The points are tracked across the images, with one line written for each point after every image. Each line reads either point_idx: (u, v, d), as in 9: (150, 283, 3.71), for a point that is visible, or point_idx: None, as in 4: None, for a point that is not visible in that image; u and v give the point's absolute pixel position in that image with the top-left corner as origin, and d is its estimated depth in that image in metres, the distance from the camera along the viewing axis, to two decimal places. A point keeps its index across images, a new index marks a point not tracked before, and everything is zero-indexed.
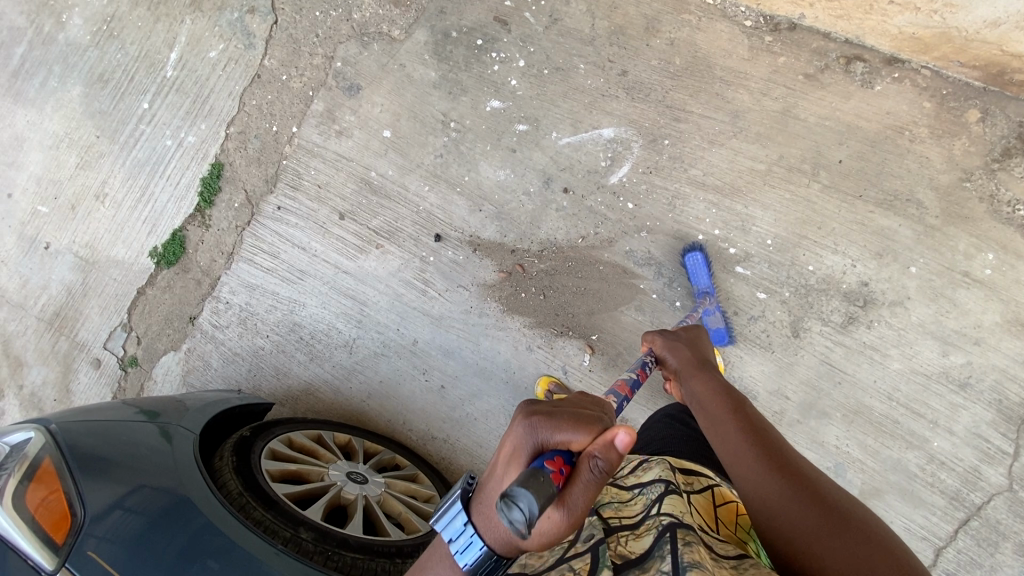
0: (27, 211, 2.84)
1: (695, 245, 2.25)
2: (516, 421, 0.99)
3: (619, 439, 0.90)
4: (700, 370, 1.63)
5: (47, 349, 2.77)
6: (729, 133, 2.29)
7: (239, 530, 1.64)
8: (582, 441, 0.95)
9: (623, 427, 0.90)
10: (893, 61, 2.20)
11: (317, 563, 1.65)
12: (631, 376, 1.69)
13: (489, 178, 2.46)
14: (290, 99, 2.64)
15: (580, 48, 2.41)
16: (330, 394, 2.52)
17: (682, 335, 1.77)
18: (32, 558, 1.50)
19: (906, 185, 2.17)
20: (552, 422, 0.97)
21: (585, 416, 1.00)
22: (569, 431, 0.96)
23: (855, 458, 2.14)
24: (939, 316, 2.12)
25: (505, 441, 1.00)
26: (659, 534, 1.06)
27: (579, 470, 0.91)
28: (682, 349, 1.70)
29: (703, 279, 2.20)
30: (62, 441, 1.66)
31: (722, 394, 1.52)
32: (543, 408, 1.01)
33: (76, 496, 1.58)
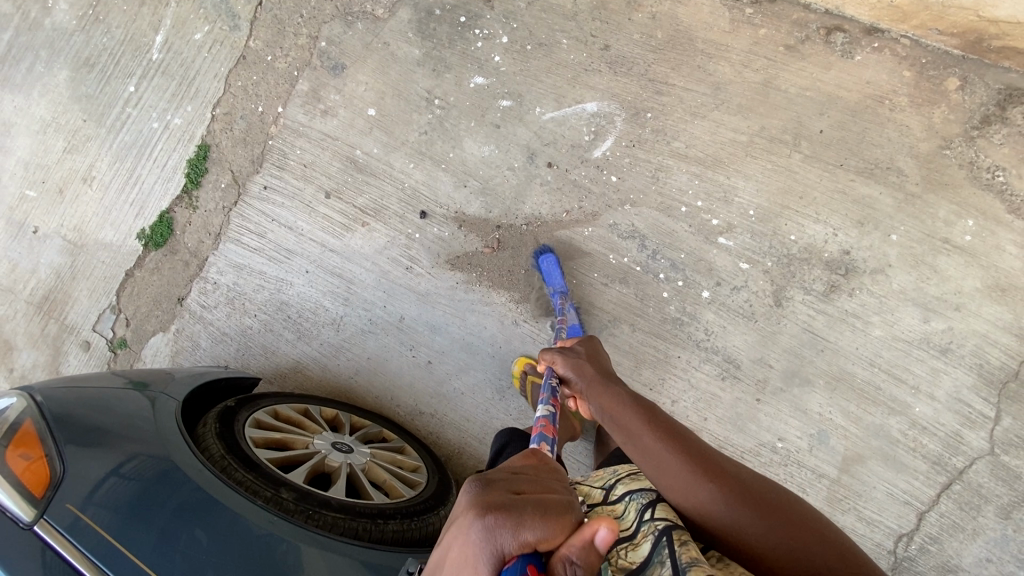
0: (15, 196, 2.84)
1: (544, 248, 2.34)
2: (471, 524, 0.89)
3: (599, 537, 0.88)
4: (604, 380, 1.57)
5: (37, 333, 2.78)
6: (710, 105, 2.30)
7: (222, 488, 1.65)
8: (551, 540, 0.89)
9: (602, 525, 0.88)
10: (873, 31, 2.22)
11: (298, 521, 1.64)
12: (548, 411, 1.61)
13: (473, 154, 2.47)
14: (275, 79, 2.65)
15: (563, 23, 2.42)
16: (317, 372, 2.53)
17: (582, 350, 1.71)
18: (11, 511, 1.52)
19: (886, 154, 2.19)
20: (514, 521, 0.89)
21: (551, 505, 0.94)
22: (536, 530, 0.89)
23: (838, 424, 2.15)
24: (920, 283, 2.13)
25: (460, 546, 0.90)
26: (658, 539, 1.13)
27: (554, 574, 0.88)
28: (583, 364, 1.63)
29: (557, 279, 2.29)
30: (46, 403, 1.69)
31: (628, 400, 1.47)
32: (501, 502, 0.92)
33: (56, 454, 1.60)
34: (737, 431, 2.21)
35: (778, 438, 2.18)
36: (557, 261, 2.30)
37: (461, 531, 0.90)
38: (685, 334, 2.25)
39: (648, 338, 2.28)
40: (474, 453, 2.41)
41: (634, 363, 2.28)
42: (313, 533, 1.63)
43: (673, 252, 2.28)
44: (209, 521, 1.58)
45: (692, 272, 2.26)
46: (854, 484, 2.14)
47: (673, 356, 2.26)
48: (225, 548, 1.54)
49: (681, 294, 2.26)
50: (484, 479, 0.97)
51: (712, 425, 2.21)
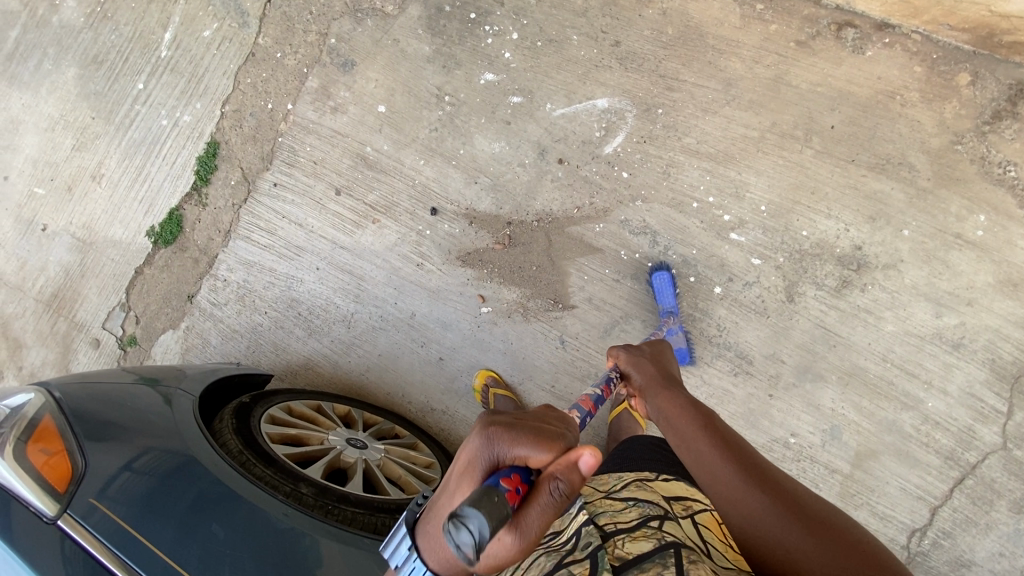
0: (24, 193, 2.84)
1: (661, 265, 2.26)
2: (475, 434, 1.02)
3: (582, 460, 0.95)
4: (663, 381, 1.59)
5: (46, 330, 2.78)
6: (722, 101, 2.30)
7: (242, 483, 1.65)
8: (540, 458, 0.98)
9: (587, 449, 0.96)
10: (883, 27, 2.22)
11: (317, 515, 1.65)
12: (595, 392, 1.67)
13: (483, 150, 2.47)
14: (284, 76, 2.64)
15: (574, 19, 2.42)
16: (328, 368, 2.53)
17: (646, 349, 1.75)
18: (33, 505, 1.51)
19: (898, 149, 2.19)
20: (512, 436, 1.00)
21: (546, 432, 1.03)
22: (527, 447, 0.99)
23: (851, 420, 2.15)
24: (932, 278, 2.13)
25: (464, 453, 1.03)
26: (663, 544, 1.13)
27: (540, 488, 0.95)
28: (645, 364, 1.66)
29: (668, 299, 2.22)
30: (64, 399, 1.69)
31: (688, 404, 1.48)
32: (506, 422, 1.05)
33: (77, 449, 1.60)
34: (749, 427, 2.21)
35: (791, 434, 2.18)
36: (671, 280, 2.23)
37: (467, 440, 1.04)
38: (697, 330, 2.25)
39: None
40: None
41: None
42: (333, 527, 1.64)
43: (685, 247, 2.28)
44: (230, 514, 1.58)
45: (704, 267, 2.26)
46: (866, 478, 2.14)
47: (685, 352, 2.26)
48: (247, 541, 1.54)
49: (693, 290, 2.26)
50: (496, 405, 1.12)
51: (725, 420, 2.21)
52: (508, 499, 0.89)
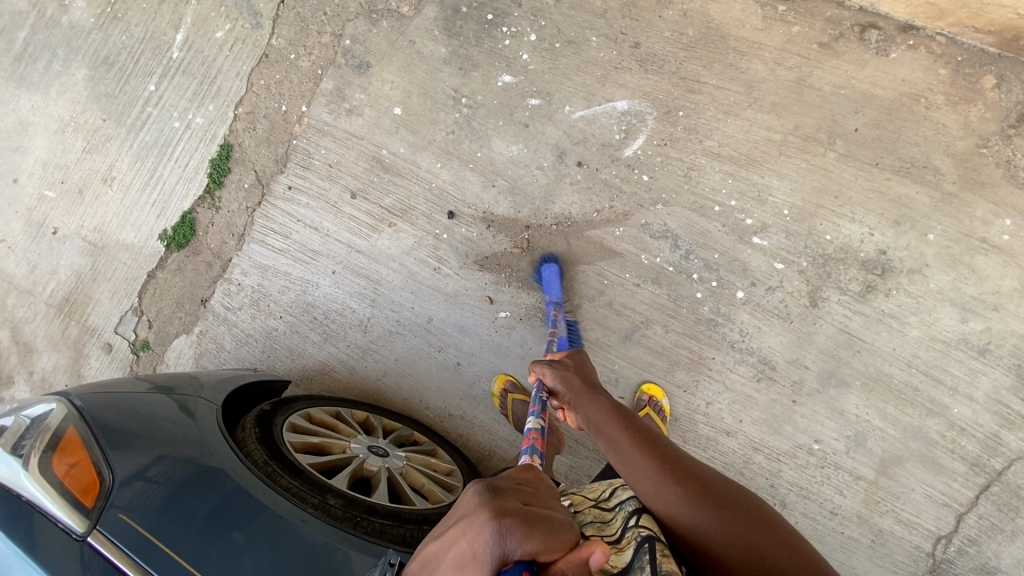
0: (33, 196, 2.81)
1: (548, 257, 2.35)
2: (482, 525, 0.87)
3: (595, 559, 0.87)
4: (590, 392, 1.55)
5: (57, 334, 2.75)
6: (743, 103, 2.28)
7: (271, 495, 1.62)
8: (551, 553, 0.87)
9: (599, 547, 0.87)
10: (907, 28, 2.19)
11: (347, 527, 1.62)
12: (538, 424, 1.59)
13: (501, 153, 2.44)
14: (298, 78, 2.61)
15: (593, 20, 2.39)
16: (344, 373, 2.51)
17: (570, 361, 1.66)
18: (63, 521, 1.50)
19: (923, 152, 2.16)
20: (524, 530, 0.87)
21: (554, 520, 0.92)
22: (538, 541, 0.87)
23: (875, 426, 2.14)
24: (957, 283, 2.11)
25: (464, 545, 0.88)
26: (640, 545, 1.14)
27: None
28: (572, 377, 1.58)
29: (555, 289, 2.28)
30: (88, 411, 1.67)
31: (616, 413, 1.47)
32: (514, 510, 0.90)
33: (103, 463, 1.58)
34: (772, 433, 2.19)
35: (815, 441, 2.16)
36: (559, 272, 2.30)
37: (470, 531, 0.88)
38: (719, 335, 2.23)
39: (681, 339, 2.26)
40: (504, 455, 2.40)
41: (667, 364, 2.26)
42: (363, 540, 1.60)
43: (707, 251, 2.26)
44: (258, 526, 1.56)
45: (726, 272, 2.24)
46: (891, 485, 2.13)
47: (708, 357, 2.24)
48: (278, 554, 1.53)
49: (715, 295, 2.24)
50: (494, 484, 0.97)
51: (748, 426, 2.19)
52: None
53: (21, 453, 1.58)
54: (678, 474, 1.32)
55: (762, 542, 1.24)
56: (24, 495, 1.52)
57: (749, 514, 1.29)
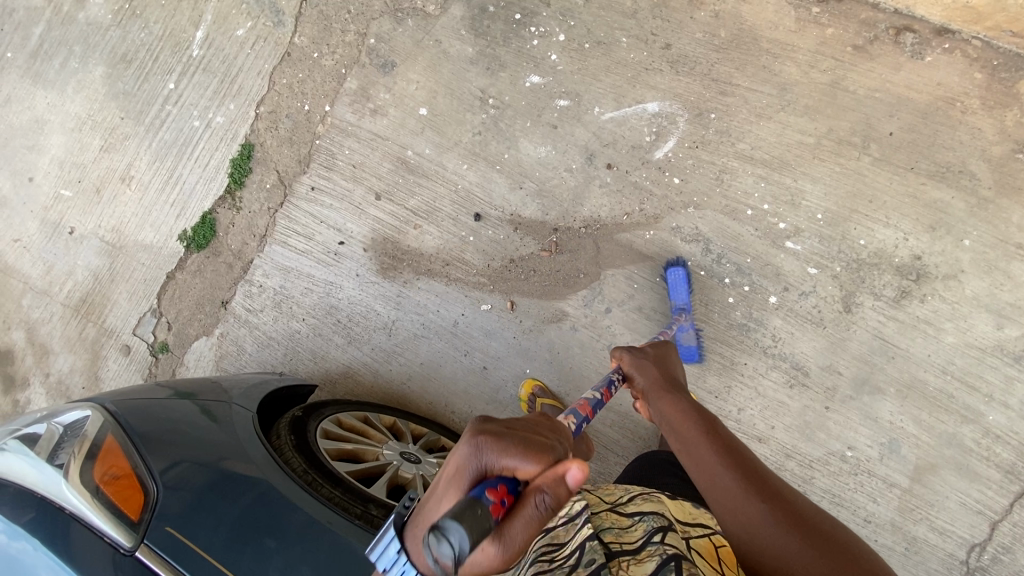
0: (50, 195, 2.76)
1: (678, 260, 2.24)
2: (463, 441, 0.99)
3: (570, 474, 0.94)
4: (665, 384, 1.63)
5: (75, 336, 2.71)
6: (776, 106, 2.25)
7: (315, 506, 1.59)
8: (528, 470, 0.95)
9: (575, 463, 0.94)
10: (943, 32, 2.17)
11: None
12: (593, 395, 1.66)
13: (529, 155, 2.41)
14: (321, 77, 2.58)
15: (623, 21, 2.36)
16: (368, 377, 2.48)
17: (650, 352, 1.76)
18: (109, 535, 1.45)
19: (959, 157, 2.14)
20: (500, 446, 0.97)
21: (536, 444, 1.01)
22: (516, 458, 0.95)
23: (910, 433, 2.12)
24: (993, 289, 2.09)
25: (450, 460, 1.00)
26: (665, 561, 1.03)
27: (526, 499, 0.92)
28: (647, 367, 1.69)
29: (681, 295, 2.20)
30: (128, 421, 1.64)
31: (688, 406, 1.53)
32: (495, 430, 1.01)
33: (147, 474, 1.55)
34: (805, 440, 2.18)
35: (848, 447, 2.15)
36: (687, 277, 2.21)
37: (456, 446, 1.01)
38: (752, 340, 2.21)
39: (712, 344, 2.24)
40: None
41: (699, 370, 2.24)
42: None
43: (739, 256, 2.23)
44: (302, 534, 1.53)
45: (758, 277, 2.22)
46: (925, 493, 2.11)
47: (739, 363, 2.22)
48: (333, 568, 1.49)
49: (747, 300, 2.22)
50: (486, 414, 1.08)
51: (781, 432, 2.18)
52: (492, 514, 0.86)
53: (60, 463, 1.53)
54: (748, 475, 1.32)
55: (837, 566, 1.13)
56: (66, 507, 1.47)
57: (824, 538, 1.20)
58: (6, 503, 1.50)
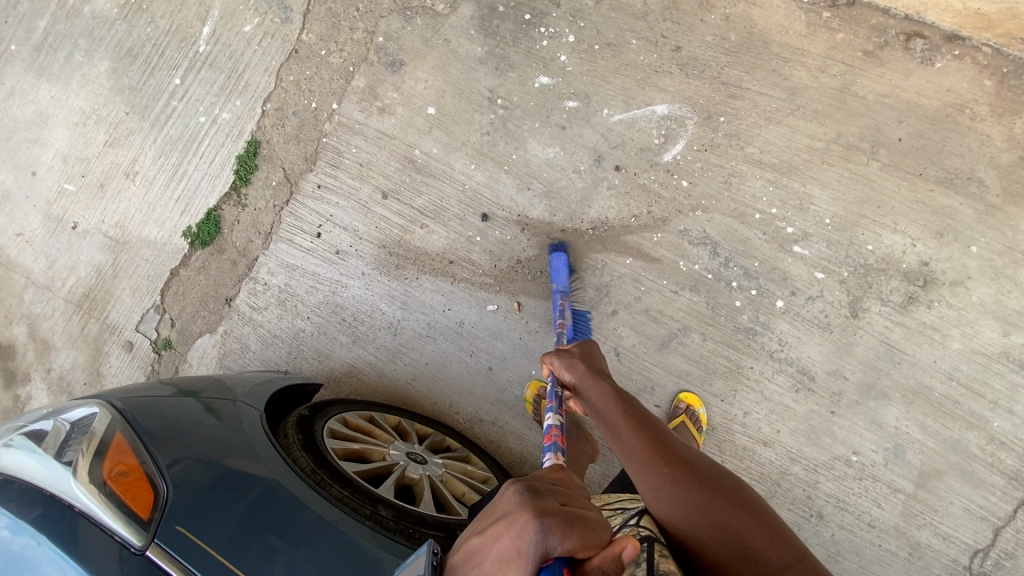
0: (53, 189, 2.74)
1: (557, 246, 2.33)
2: (523, 522, 0.98)
3: (626, 554, 0.98)
4: (596, 378, 1.50)
5: (77, 332, 2.69)
6: (786, 110, 2.25)
7: (325, 506, 1.59)
8: (587, 551, 0.98)
9: (631, 543, 0.97)
10: (953, 38, 2.17)
11: (400, 540, 1.58)
12: (558, 420, 1.59)
13: (537, 156, 2.40)
14: (329, 74, 2.56)
15: (633, 23, 2.35)
16: (373, 376, 2.47)
17: (577, 348, 1.62)
18: (119, 534, 1.44)
19: (967, 164, 2.14)
20: (563, 529, 0.97)
21: (589, 522, 1.02)
22: (577, 540, 0.97)
23: (915, 439, 2.12)
24: (1000, 296, 2.10)
25: (506, 542, 0.98)
26: (637, 544, 1.21)
27: None
28: (577, 364, 1.54)
29: (562, 278, 2.27)
30: (137, 418, 1.63)
31: (618, 399, 1.44)
32: (553, 510, 1.01)
33: (157, 472, 1.53)
34: (810, 444, 2.18)
35: (853, 452, 2.15)
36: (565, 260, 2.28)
37: (514, 528, 0.97)
38: (758, 344, 2.22)
39: (719, 347, 2.24)
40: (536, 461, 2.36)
41: (705, 373, 2.24)
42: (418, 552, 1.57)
43: (747, 260, 2.23)
44: (311, 535, 1.52)
45: (766, 281, 2.22)
46: (930, 498, 2.11)
47: (746, 366, 2.22)
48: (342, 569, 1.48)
49: (754, 303, 2.22)
50: (533, 488, 1.07)
51: (786, 437, 2.18)
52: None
53: (69, 460, 1.52)
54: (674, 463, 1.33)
55: (754, 538, 1.23)
56: (75, 505, 1.46)
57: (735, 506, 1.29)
58: (13, 500, 1.49)
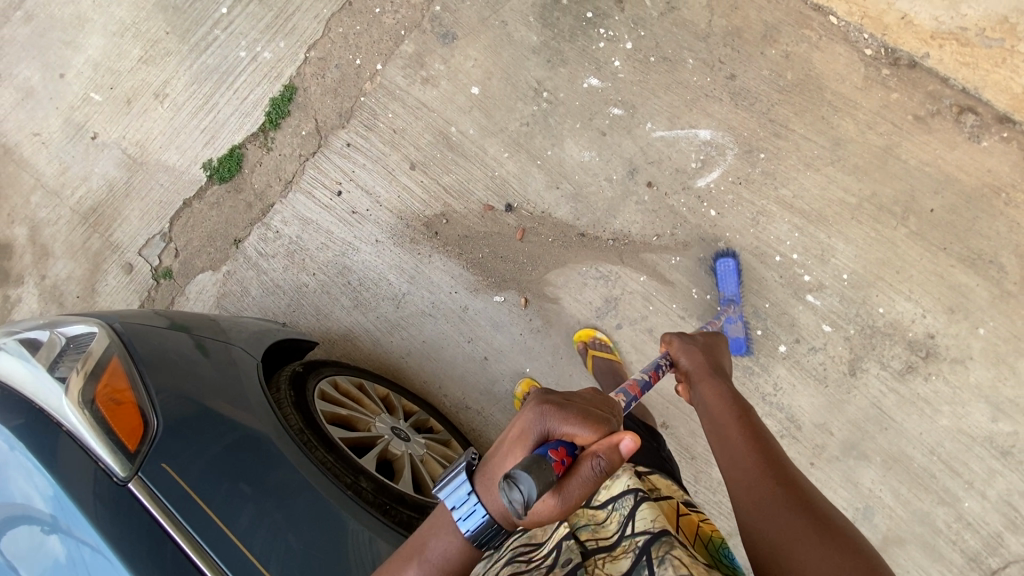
0: (78, 95, 2.68)
1: (729, 251, 2.24)
2: (528, 407, 1.03)
3: (624, 443, 0.94)
4: (713, 376, 1.45)
5: (78, 244, 2.65)
6: (826, 160, 2.24)
7: (308, 467, 1.60)
8: (586, 438, 0.98)
9: (630, 434, 0.94)
10: (1005, 120, 2.14)
11: (376, 514, 1.60)
12: (642, 377, 1.57)
13: (572, 157, 2.38)
14: (378, 33, 2.51)
15: (693, 42, 2.32)
16: (368, 344, 2.46)
17: (701, 337, 1.59)
18: (103, 461, 1.42)
19: (992, 247, 2.14)
20: (562, 413, 0.99)
21: (593, 415, 1.02)
22: (576, 426, 0.98)
23: (885, 503, 2.15)
24: (996, 382, 2.11)
25: (516, 424, 1.04)
26: (638, 558, 0.97)
27: (580, 464, 0.94)
28: (694, 351, 1.53)
29: (731, 286, 2.20)
30: (137, 347, 1.60)
31: (732, 400, 1.36)
32: (557, 399, 1.03)
33: (150, 407, 1.51)
34: None
35: None
36: (736, 268, 2.21)
37: (519, 411, 1.04)
38: (753, 384, 2.23)
39: None
40: None
41: None
42: (391, 529, 1.59)
43: (759, 299, 2.24)
44: (283, 491, 1.53)
45: (772, 324, 2.22)
46: (887, 563, 2.15)
47: None
48: (310, 533, 1.49)
49: (757, 344, 2.23)
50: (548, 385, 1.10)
51: None
52: (554, 469, 0.90)
53: (62, 377, 1.50)
54: (781, 480, 1.15)
55: None
56: (64, 424, 1.45)
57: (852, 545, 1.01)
58: None
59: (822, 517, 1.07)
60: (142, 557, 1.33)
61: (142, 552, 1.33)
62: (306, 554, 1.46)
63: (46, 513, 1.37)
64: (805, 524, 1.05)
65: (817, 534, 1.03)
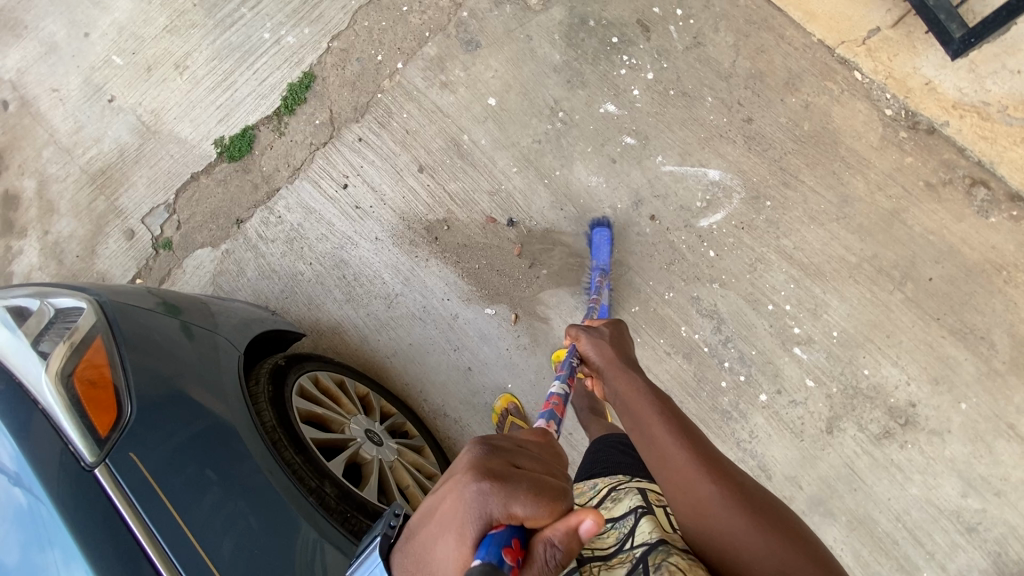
0: (100, 57, 2.69)
1: (601, 221, 2.31)
2: (465, 484, 0.85)
3: (584, 526, 0.78)
4: (625, 367, 1.42)
5: (84, 204, 2.67)
6: (831, 215, 2.23)
7: (274, 467, 1.62)
8: (540, 519, 0.82)
9: (590, 515, 0.78)
10: (1016, 198, 2.13)
11: (335, 522, 1.63)
12: (563, 390, 1.54)
13: (580, 180, 2.38)
14: (403, 32, 2.50)
15: (714, 80, 2.31)
16: (355, 339, 2.48)
17: (607, 330, 1.56)
18: (74, 444, 1.45)
19: (986, 323, 2.13)
20: (507, 492, 0.82)
21: (545, 486, 0.86)
22: (525, 506, 0.81)
23: (845, 563, 2.16)
24: (971, 458, 2.12)
25: (452, 502, 0.86)
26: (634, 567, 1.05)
27: (533, 555, 0.79)
28: (605, 346, 1.48)
29: (602, 255, 2.27)
30: (121, 329, 1.62)
31: (649, 389, 1.32)
32: (500, 471, 0.87)
33: (125, 393, 1.53)
34: None
35: None
36: (610, 238, 2.28)
37: (456, 489, 0.86)
38: (729, 429, 2.24)
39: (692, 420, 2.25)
40: None
41: None
42: (346, 537, 1.62)
43: (746, 345, 2.24)
44: (244, 487, 1.55)
45: (756, 371, 2.23)
46: None
47: None
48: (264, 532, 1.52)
49: (739, 390, 2.24)
50: (488, 444, 0.92)
51: None
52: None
53: (46, 355, 1.53)
54: (702, 458, 1.15)
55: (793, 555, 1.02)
56: (40, 402, 1.48)
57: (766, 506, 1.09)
58: None
59: (740, 486, 1.12)
60: (95, 535, 1.36)
61: (96, 529, 1.36)
62: (255, 553, 1.49)
63: (10, 469, 1.42)
64: (733, 503, 1.08)
65: (744, 509, 1.07)
